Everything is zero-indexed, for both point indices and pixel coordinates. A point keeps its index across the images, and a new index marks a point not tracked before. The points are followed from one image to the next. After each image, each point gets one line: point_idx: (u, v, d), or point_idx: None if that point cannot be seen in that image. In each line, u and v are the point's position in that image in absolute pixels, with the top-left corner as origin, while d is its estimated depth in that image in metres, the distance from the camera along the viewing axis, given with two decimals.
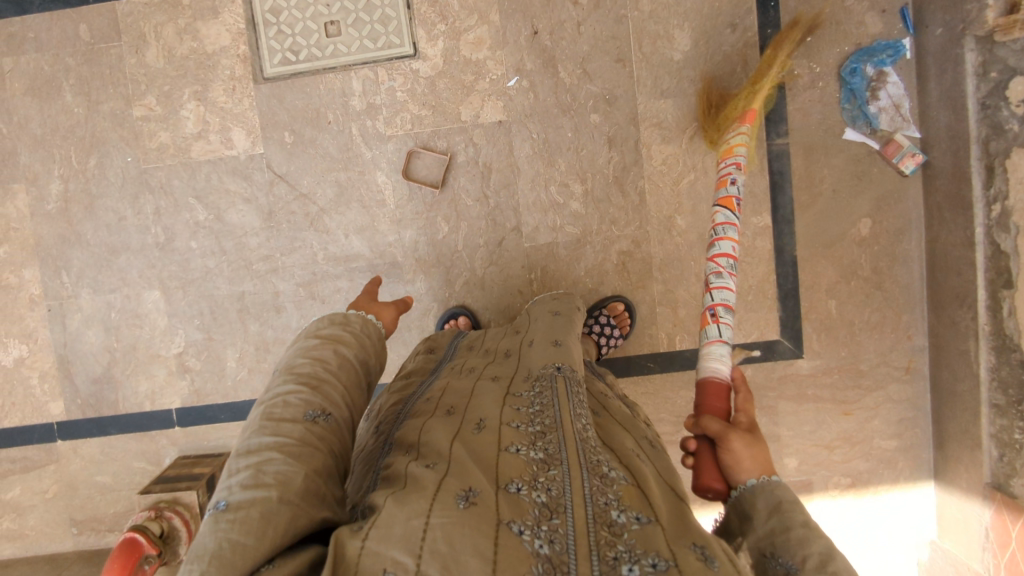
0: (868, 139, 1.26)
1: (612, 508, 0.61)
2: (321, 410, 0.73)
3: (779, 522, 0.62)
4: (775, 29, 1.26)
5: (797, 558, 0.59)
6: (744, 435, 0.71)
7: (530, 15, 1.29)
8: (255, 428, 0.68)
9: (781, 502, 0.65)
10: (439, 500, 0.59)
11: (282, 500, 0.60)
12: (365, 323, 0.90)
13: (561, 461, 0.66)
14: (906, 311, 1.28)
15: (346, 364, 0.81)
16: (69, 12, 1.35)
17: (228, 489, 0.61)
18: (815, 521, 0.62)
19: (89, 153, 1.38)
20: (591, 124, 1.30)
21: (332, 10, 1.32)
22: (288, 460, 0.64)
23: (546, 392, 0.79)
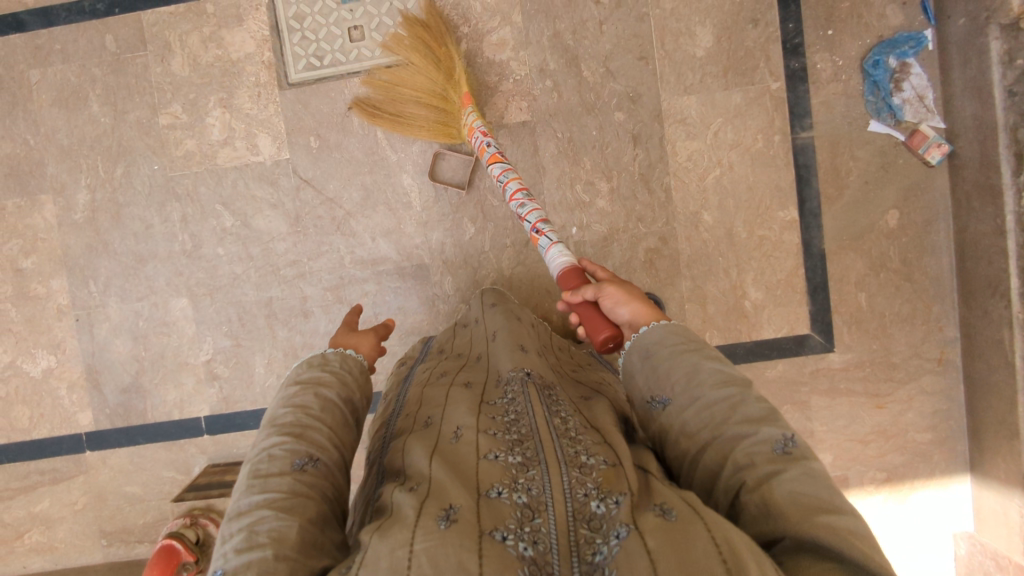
0: (893, 130, 1.26)
1: (592, 498, 0.60)
2: (308, 456, 0.72)
3: (651, 366, 0.77)
4: (796, 23, 1.26)
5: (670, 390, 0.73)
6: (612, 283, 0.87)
7: (552, 15, 1.30)
8: (244, 488, 0.68)
9: (648, 343, 0.79)
10: (420, 525, 0.57)
11: (278, 558, 0.61)
12: (344, 358, 0.87)
13: (539, 460, 0.64)
14: (937, 302, 1.28)
15: (329, 404, 0.79)
16: (96, 23, 1.37)
17: (224, 556, 0.62)
18: (667, 346, 0.77)
19: (116, 162, 1.39)
20: (615, 122, 1.31)
21: (355, 15, 1.33)
22: (279, 516, 0.64)
23: (519, 397, 0.78)
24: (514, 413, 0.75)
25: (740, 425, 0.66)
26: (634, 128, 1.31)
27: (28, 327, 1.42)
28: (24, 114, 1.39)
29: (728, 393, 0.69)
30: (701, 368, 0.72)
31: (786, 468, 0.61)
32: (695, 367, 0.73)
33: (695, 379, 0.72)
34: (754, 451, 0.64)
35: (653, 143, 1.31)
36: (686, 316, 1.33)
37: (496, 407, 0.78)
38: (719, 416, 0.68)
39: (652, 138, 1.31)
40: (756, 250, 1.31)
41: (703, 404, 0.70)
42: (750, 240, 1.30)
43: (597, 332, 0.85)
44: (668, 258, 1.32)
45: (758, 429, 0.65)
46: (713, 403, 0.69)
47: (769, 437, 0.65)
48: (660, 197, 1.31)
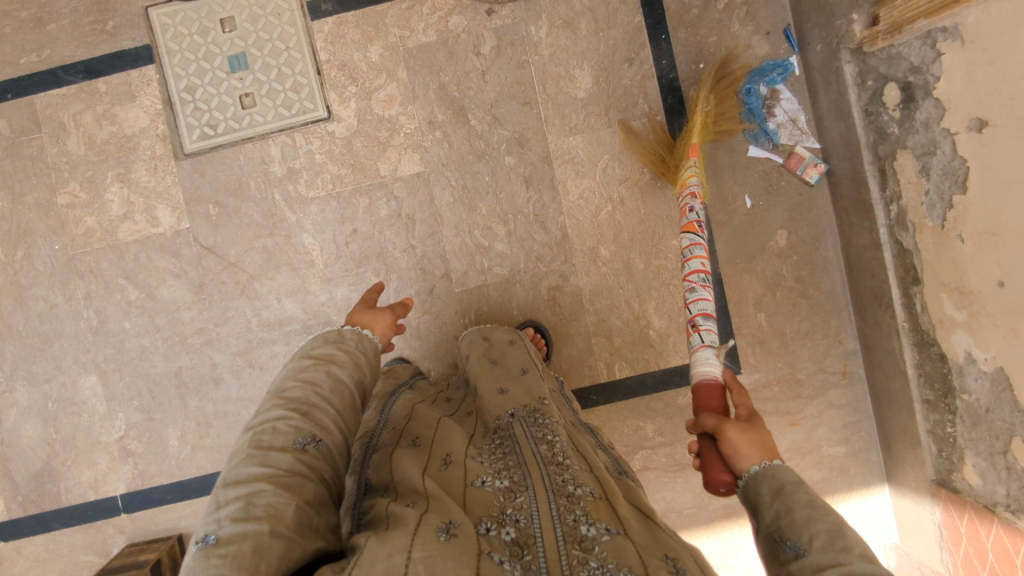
0: (771, 154, 1.31)
1: (582, 523, 0.64)
2: (312, 437, 0.74)
3: (786, 506, 0.67)
4: (669, 59, 1.32)
5: (804, 537, 0.63)
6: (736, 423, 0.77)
7: (436, 69, 1.34)
8: (244, 457, 0.70)
9: (783, 485, 0.70)
10: (419, 532, 0.60)
11: (274, 535, 0.62)
12: (361, 339, 0.91)
13: (527, 487, 0.70)
14: (834, 316, 1.31)
15: (338, 385, 0.82)
16: None
17: (217, 522, 0.63)
18: (818, 501, 0.67)
19: (17, 245, 1.39)
20: (506, 166, 1.34)
21: (245, 83, 1.36)
22: (279, 492, 0.66)
23: (506, 437, 0.83)
24: (501, 445, 0.82)
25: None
26: (525, 170, 1.34)
27: None
28: None
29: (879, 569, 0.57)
30: (847, 533, 0.63)
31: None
32: (839, 530, 0.63)
33: (840, 542, 0.61)
34: None
35: (545, 184, 1.34)
36: (594, 350, 1.34)
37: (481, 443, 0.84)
38: None
39: (543, 179, 1.34)
40: (655, 280, 1.33)
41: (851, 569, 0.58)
42: (647, 270, 1.33)
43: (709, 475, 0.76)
44: (570, 295, 1.34)
45: None
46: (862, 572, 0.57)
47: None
48: (557, 236, 1.34)
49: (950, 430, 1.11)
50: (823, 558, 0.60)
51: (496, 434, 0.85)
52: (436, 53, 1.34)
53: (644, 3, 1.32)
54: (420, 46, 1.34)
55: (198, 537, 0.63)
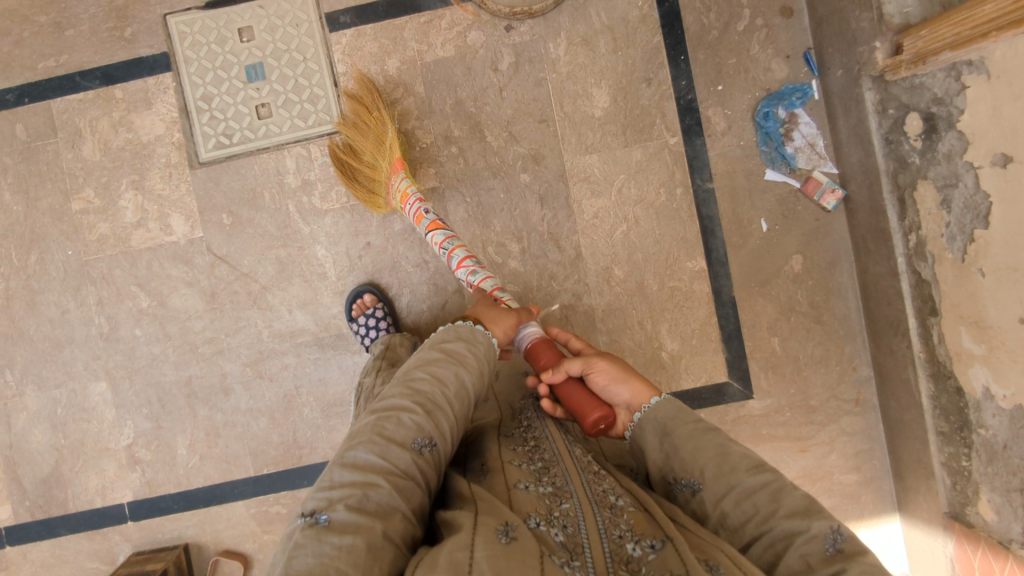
0: (789, 178, 1.30)
1: (627, 541, 0.67)
2: (429, 439, 0.79)
3: (671, 446, 0.80)
4: (688, 79, 1.31)
5: (696, 471, 0.77)
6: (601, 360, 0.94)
7: (453, 84, 1.34)
8: (367, 443, 0.76)
9: (661, 417, 0.84)
10: (480, 534, 0.63)
11: (384, 536, 0.68)
12: (489, 345, 0.92)
13: (572, 496, 0.74)
14: (848, 343, 1.30)
15: (462, 390, 0.85)
16: (6, 113, 1.38)
17: (333, 505, 0.69)
18: (690, 421, 0.82)
19: (30, 250, 1.38)
20: (521, 183, 1.33)
21: (262, 93, 1.36)
22: (392, 493, 0.71)
23: (538, 435, 0.91)
24: (534, 443, 0.89)
25: (789, 519, 0.68)
26: (540, 188, 1.33)
27: None
28: None
29: (760, 477, 0.73)
30: (731, 453, 0.76)
31: (846, 565, 0.63)
32: (724, 453, 0.76)
33: (728, 464, 0.75)
34: (810, 551, 0.66)
35: (560, 203, 1.33)
36: None
37: (515, 443, 0.90)
38: (765, 508, 0.70)
39: (558, 198, 1.33)
40: (668, 301, 1.32)
41: (743, 491, 0.72)
42: (661, 291, 1.32)
43: (586, 413, 0.87)
44: (583, 314, 1.33)
45: (808, 517, 0.68)
46: (753, 491, 0.72)
47: (819, 532, 0.67)
48: (570, 254, 1.33)
49: (965, 464, 1.10)
50: (718, 485, 0.74)
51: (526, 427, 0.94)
52: (454, 67, 1.34)
53: (663, 22, 1.31)
54: (438, 60, 1.34)
55: (306, 509, 0.70)
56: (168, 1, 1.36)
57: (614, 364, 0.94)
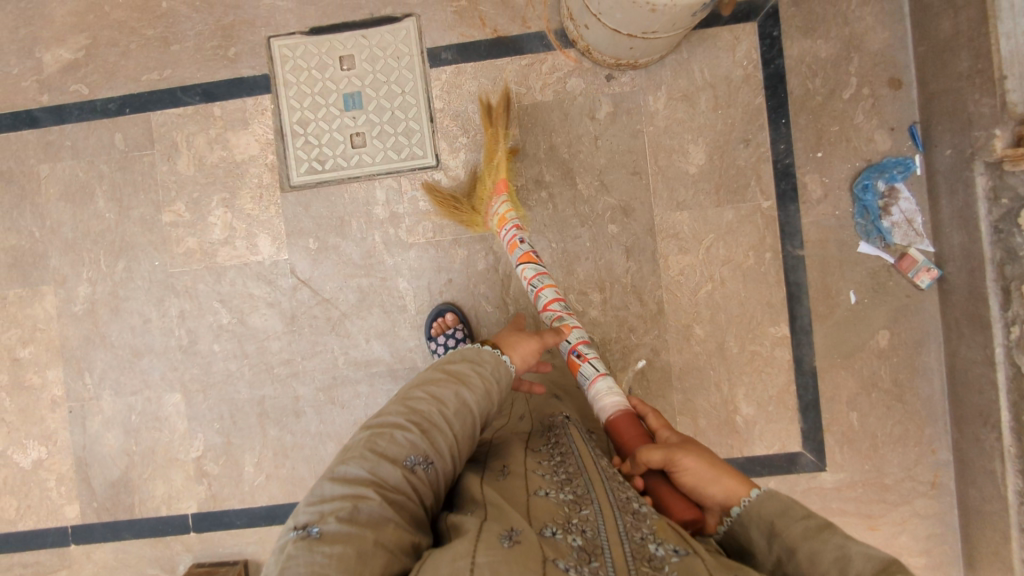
0: (882, 252, 1.29)
1: (649, 542, 0.67)
2: (423, 456, 0.78)
3: (783, 547, 0.67)
4: (787, 144, 1.30)
5: None
6: (688, 451, 0.81)
7: (549, 129, 1.34)
8: (359, 456, 0.75)
9: (771, 521, 0.70)
10: (483, 539, 0.62)
11: (377, 544, 0.66)
12: (497, 365, 0.92)
13: (592, 501, 0.74)
14: (929, 425, 1.29)
15: (461, 408, 0.84)
16: (107, 122, 1.39)
17: (321, 515, 0.68)
18: (804, 526, 0.67)
19: (117, 257, 1.40)
20: (608, 234, 1.33)
21: (357, 122, 1.36)
22: (384, 505, 0.70)
23: (562, 442, 0.90)
24: (561, 456, 0.87)
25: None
26: (628, 240, 1.33)
27: (22, 418, 1.42)
28: (32, 208, 1.41)
29: None
30: (851, 555, 0.61)
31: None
32: (842, 555, 0.61)
33: (846, 572, 0.60)
34: None
35: (646, 256, 1.33)
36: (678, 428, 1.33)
37: (541, 454, 0.89)
38: None
39: (645, 251, 1.33)
40: (748, 365, 1.32)
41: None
42: (741, 354, 1.32)
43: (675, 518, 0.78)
44: (660, 369, 1.33)
45: None
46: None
47: None
48: (652, 309, 1.33)
49: None
50: None
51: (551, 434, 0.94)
52: (551, 112, 1.34)
53: (767, 84, 1.30)
54: (536, 104, 1.34)
55: (298, 522, 0.68)
56: (272, 23, 1.36)
57: (699, 454, 0.81)
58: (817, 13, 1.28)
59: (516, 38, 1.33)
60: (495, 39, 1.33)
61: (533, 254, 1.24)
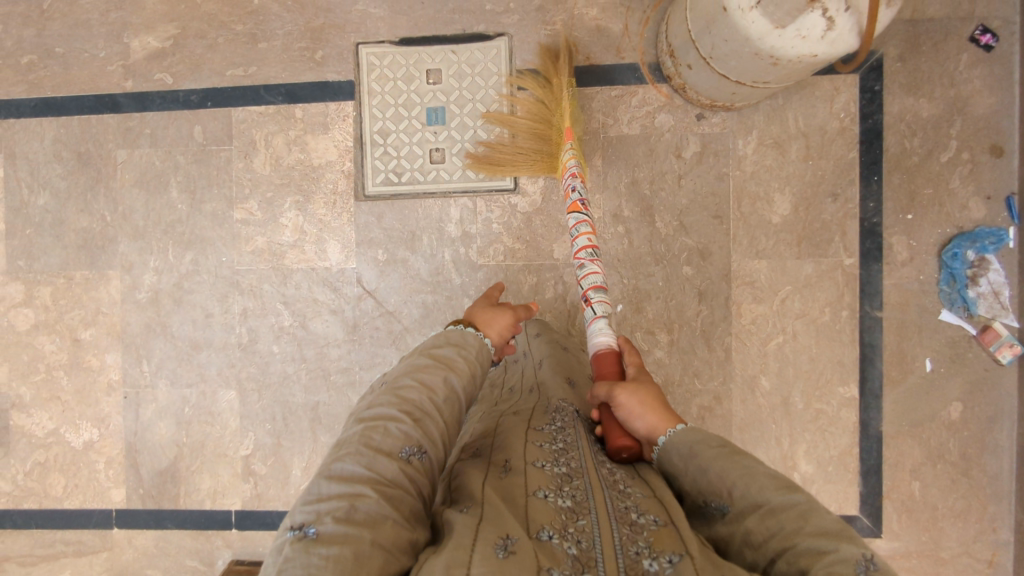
0: (965, 322, 1.26)
1: (644, 556, 0.62)
2: (417, 447, 0.77)
3: (698, 467, 0.75)
4: (876, 202, 1.27)
5: (725, 493, 0.71)
6: (625, 389, 0.86)
7: (632, 163, 1.31)
8: (354, 452, 0.74)
9: (690, 447, 0.77)
10: (478, 552, 0.60)
11: (373, 544, 0.65)
12: (482, 347, 0.95)
13: (589, 510, 0.68)
14: (993, 502, 1.26)
15: (449, 395, 0.85)
16: (187, 113, 1.38)
17: (318, 515, 0.67)
18: (716, 448, 0.75)
19: (186, 249, 1.39)
20: (682, 275, 1.31)
21: (439, 138, 1.35)
22: (381, 503, 0.69)
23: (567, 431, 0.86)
24: (563, 448, 0.82)
25: (816, 538, 0.62)
26: (701, 284, 1.31)
27: (78, 398, 1.41)
28: (106, 192, 1.40)
29: (792, 499, 0.66)
30: (757, 472, 0.70)
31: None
32: (750, 471, 0.71)
33: (754, 483, 0.69)
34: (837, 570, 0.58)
35: (718, 302, 1.31)
36: None
37: (544, 437, 0.85)
38: (790, 525, 0.64)
39: (718, 296, 1.30)
40: (812, 422, 1.30)
41: (769, 510, 0.66)
42: (806, 411, 1.30)
43: (611, 439, 0.83)
44: (720, 417, 1.31)
45: (841, 546, 0.60)
46: (779, 512, 0.66)
47: (850, 556, 0.59)
48: (720, 355, 1.31)
49: None
50: (744, 506, 0.69)
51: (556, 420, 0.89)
52: (636, 146, 1.31)
53: (862, 139, 1.27)
54: (622, 137, 1.31)
55: (295, 524, 0.67)
56: (362, 29, 1.35)
57: (641, 393, 0.86)
58: (923, 71, 1.25)
59: (609, 68, 1.31)
60: (587, 66, 1.31)
61: (581, 202, 1.18)
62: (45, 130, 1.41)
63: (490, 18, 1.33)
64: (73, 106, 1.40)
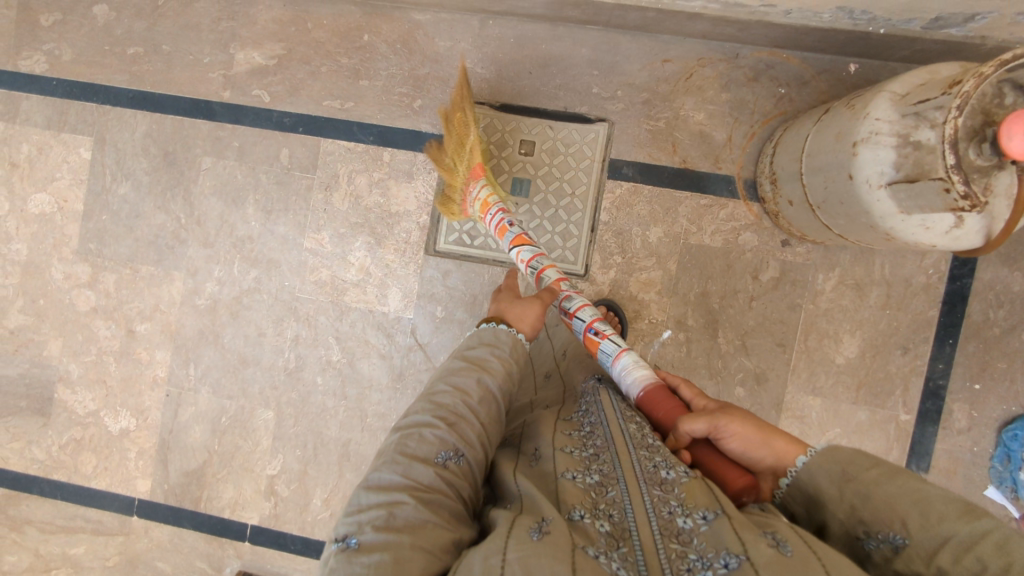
0: (1011, 503, 1.23)
1: (677, 515, 0.65)
2: (453, 451, 0.74)
3: (858, 494, 0.65)
4: (946, 364, 1.25)
5: (895, 526, 0.61)
6: (729, 415, 0.77)
7: (707, 274, 1.30)
8: (389, 461, 0.72)
9: (840, 469, 0.68)
10: (514, 535, 0.60)
11: (414, 547, 0.63)
12: (516, 343, 0.88)
13: (617, 480, 0.70)
14: None
15: (487, 396, 0.80)
16: (278, 134, 1.39)
17: (358, 526, 0.65)
18: (873, 470, 0.66)
19: (252, 266, 1.40)
20: (734, 395, 1.30)
21: (519, 210, 1.34)
22: (419, 508, 0.66)
23: (594, 410, 0.86)
24: (591, 428, 0.82)
25: None
26: (750, 408, 1.30)
27: (122, 385, 1.44)
28: (185, 195, 1.41)
29: (984, 526, 0.56)
30: (931, 498, 0.61)
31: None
32: (923, 497, 0.61)
33: (930, 510, 0.60)
34: None
35: None
36: None
37: (573, 426, 0.84)
38: (990, 563, 0.54)
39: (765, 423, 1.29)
40: None
41: (957, 544, 0.57)
42: None
43: (731, 482, 0.72)
44: None
45: None
46: (969, 544, 0.56)
47: None
48: None
49: None
50: (924, 540, 0.59)
51: (583, 404, 0.89)
52: (714, 259, 1.30)
53: (945, 299, 1.25)
54: (702, 246, 1.30)
55: (338, 535, 0.66)
56: None
57: (741, 417, 0.78)
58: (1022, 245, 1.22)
59: (703, 175, 1.30)
60: (681, 169, 1.30)
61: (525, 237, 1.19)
62: (138, 122, 1.42)
63: (595, 102, 1.31)
64: (169, 105, 1.41)
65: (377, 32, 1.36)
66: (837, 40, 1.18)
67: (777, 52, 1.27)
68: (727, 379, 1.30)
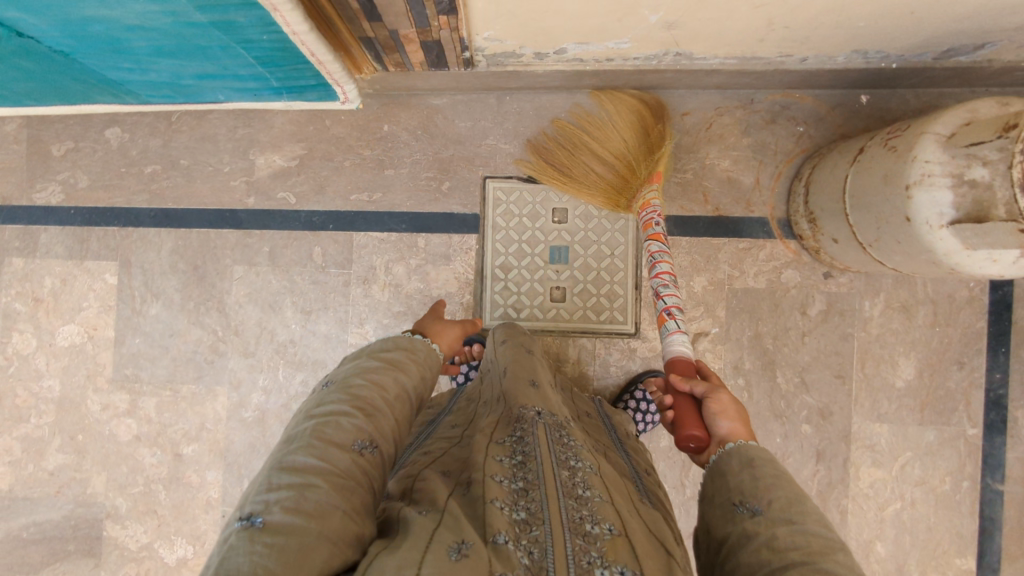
0: None
1: (596, 569, 0.58)
2: (369, 441, 0.72)
3: (753, 474, 0.72)
4: (1003, 373, 1.27)
5: (765, 501, 0.68)
6: (728, 392, 0.87)
7: (757, 317, 1.31)
8: (304, 445, 0.68)
9: (752, 457, 0.75)
10: (430, 554, 0.56)
11: (322, 534, 0.59)
12: (429, 351, 0.92)
13: (544, 520, 0.62)
14: None
15: (402, 394, 0.81)
16: (308, 234, 1.38)
17: (266, 505, 0.61)
18: (779, 471, 0.72)
19: (297, 369, 1.37)
20: (801, 433, 1.30)
21: (560, 276, 1.34)
22: (332, 492, 0.63)
23: (529, 438, 0.76)
24: (523, 459, 0.73)
25: (841, 564, 0.59)
26: (820, 443, 1.29)
27: (174, 513, 1.38)
28: (219, 307, 1.38)
29: (832, 536, 0.63)
30: (805, 504, 0.67)
31: None
32: (801, 498, 0.68)
33: (796, 507, 0.66)
34: None
35: (837, 462, 1.29)
36: None
37: (504, 449, 0.75)
38: (817, 547, 0.61)
39: (836, 457, 1.29)
40: None
41: (802, 528, 0.63)
42: None
43: (683, 425, 0.84)
44: None
45: None
46: (811, 533, 0.63)
47: None
48: (836, 518, 1.29)
49: None
50: (779, 516, 0.65)
51: (517, 426, 0.79)
52: (761, 301, 1.31)
53: (990, 310, 1.28)
54: (747, 289, 1.31)
55: (241, 513, 0.61)
56: (490, 163, 1.36)
57: (737, 405, 0.86)
58: None
59: (737, 220, 1.32)
60: (715, 217, 1.32)
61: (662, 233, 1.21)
62: (163, 240, 1.40)
63: None
64: (194, 219, 1.40)
65: (396, 120, 1.37)
66: (849, 78, 1.23)
67: (790, 93, 1.31)
68: (792, 416, 1.30)
